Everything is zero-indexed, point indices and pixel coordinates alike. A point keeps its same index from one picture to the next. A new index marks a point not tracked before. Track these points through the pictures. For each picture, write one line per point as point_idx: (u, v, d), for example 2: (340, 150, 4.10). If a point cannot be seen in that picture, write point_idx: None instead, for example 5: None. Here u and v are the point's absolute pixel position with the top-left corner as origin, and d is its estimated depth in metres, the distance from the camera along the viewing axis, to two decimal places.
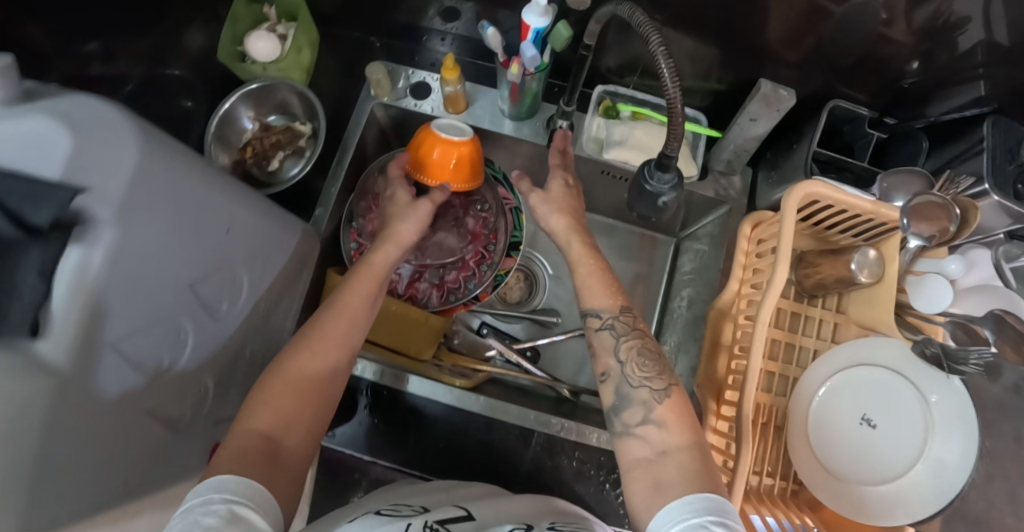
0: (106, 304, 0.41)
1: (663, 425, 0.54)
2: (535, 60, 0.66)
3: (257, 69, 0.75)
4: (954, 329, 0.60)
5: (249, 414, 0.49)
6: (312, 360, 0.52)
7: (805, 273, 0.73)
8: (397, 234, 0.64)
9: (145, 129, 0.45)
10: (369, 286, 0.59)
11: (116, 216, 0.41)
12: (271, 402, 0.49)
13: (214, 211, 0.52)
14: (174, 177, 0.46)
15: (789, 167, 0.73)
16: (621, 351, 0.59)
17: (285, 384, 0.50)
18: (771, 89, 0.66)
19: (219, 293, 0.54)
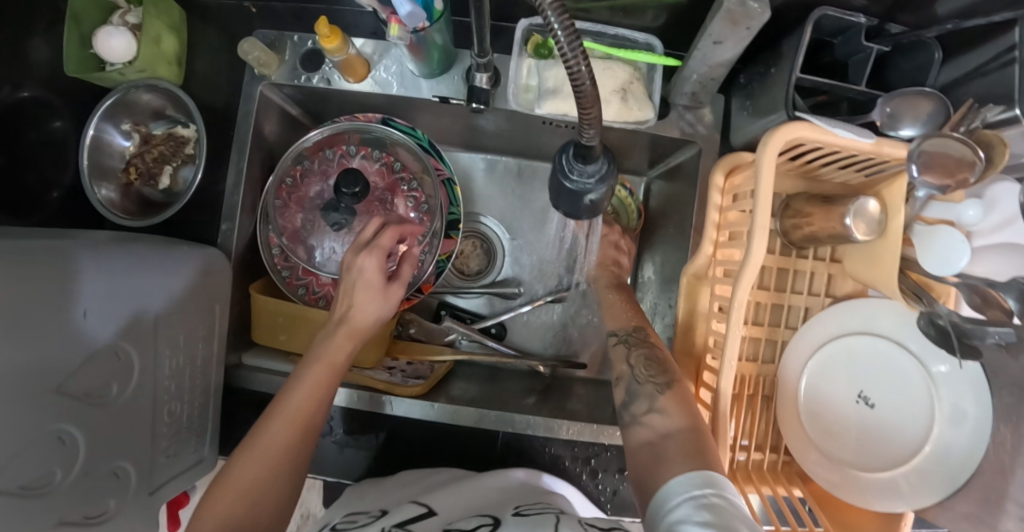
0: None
1: (665, 412, 0.50)
2: (415, 16, 0.51)
3: (115, 74, 0.61)
4: (968, 293, 0.51)
5: (221, 483, 0.45)
6: (284, 449, 0.47)
7: (793, 224, 0.61)
8: (354, 319, 0.55)
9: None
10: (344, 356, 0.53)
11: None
12: (233, 489, 0.44)
13: (78, 290, 0.46)
14: (78, 266, 0.47)
15: (769, 97, 0.58)
16: (631, 357, 0.57)
17: (251, 478, 0.45)
18: (737, 3, 0.51)
19: (100, 380, 0.47)
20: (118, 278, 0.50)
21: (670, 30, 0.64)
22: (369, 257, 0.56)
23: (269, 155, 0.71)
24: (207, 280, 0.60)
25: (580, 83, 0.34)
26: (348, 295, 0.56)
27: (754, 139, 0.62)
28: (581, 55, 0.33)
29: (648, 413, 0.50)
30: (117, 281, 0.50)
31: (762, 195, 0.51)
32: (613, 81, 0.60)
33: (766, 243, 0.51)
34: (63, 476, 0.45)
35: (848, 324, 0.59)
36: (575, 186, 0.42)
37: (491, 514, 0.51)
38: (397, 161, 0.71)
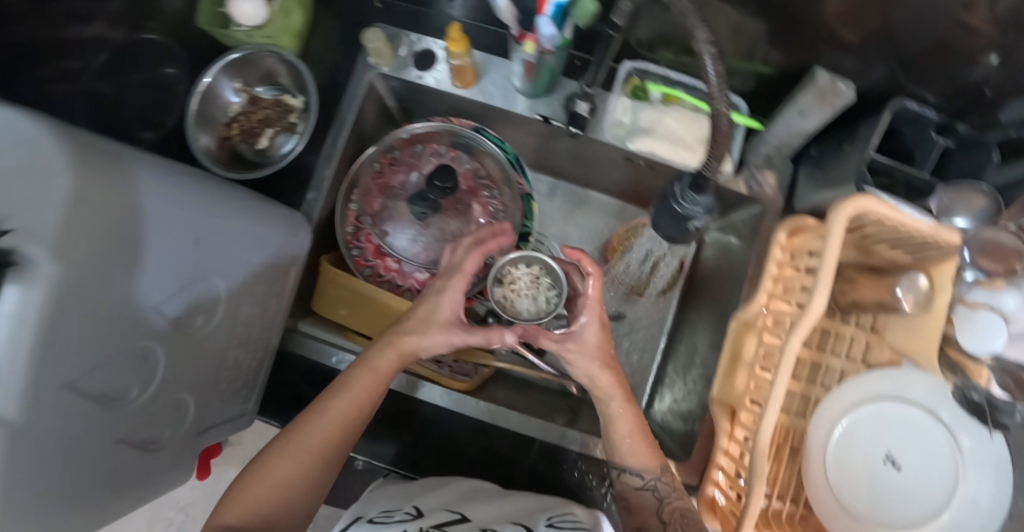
0: (53, 351, 0.38)
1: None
2: (553, 39, 0.54)
3: (242, 35, 0.66)
4: (1002, 375, 0.56)
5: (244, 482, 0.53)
6: (300, 471, 0.54)
7: (840, 288, 0.67)
8: (402, 341, 0.58)
9: (81, 140, 0.39)
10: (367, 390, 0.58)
11: (47, 252, 0.36)
12: (249, 495, 0.53)
13: (160, 203, 0.44)
14: (158, 182, 0.45)
15: (840, 169, 0.63)
16: (664, 513, 0.56)
17: (265, 488, 0.53)
18: (827, 80, 0.57)
19: (177, 306, 0.48)
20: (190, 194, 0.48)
21: (753, 97, 0.70)
22: (453, 288, 0.59)
23: (360, 138, 0.75)
24: (273, 216, 0.59)
25: (720, 120, 0.42)
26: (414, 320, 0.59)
27: (817, 206, 0.67)
28: (724, 91, 0.41)
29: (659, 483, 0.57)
30: (201, 208, 0.49)
31: (828, 258, 0.56)
32: (697, 131, 0.66)
33: (826, 297, 0.57)
34: (125, 393, 0.46)
35: (882, 387, 0.61)
36: (684, 211, 0.50)
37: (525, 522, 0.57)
38: (483, 169, 0.75)
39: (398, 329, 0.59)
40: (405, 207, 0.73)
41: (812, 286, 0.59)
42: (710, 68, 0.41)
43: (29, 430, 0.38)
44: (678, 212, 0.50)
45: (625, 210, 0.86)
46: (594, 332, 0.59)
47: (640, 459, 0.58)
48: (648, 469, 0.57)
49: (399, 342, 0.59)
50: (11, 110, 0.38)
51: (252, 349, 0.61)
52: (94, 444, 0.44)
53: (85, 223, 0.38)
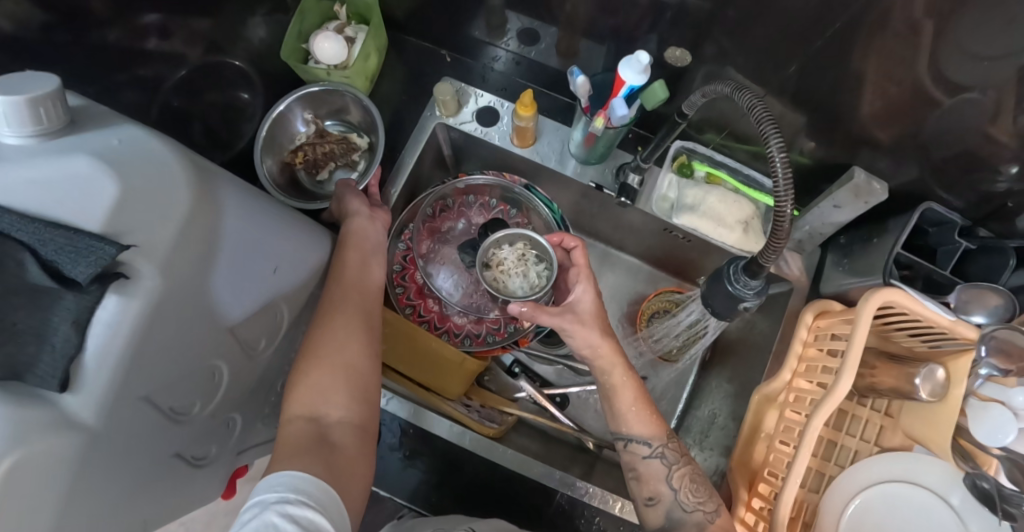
0: (135, 369, 0.39)
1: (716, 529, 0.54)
2: (623, 118, 0.61)
3: (321, 73, 0.71)
4: (1010, 468, 0.58)
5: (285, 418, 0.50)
6: (337, 381, 0.51)
7: (859, 372, 0.71)
8: (345, 275, 0.57)
9: (196, 164, 0.42)
10: (353, 299, 0.56)
11: (155, 270, 0.37)
12: (293, 428, 0.49)
13: (241, 220, 0.46)
14: (238, 199, 0.46)
15: (866, 260, 0.69)
16: (671, 478, 0.57)
17: (311, 405, 0.50)
18: (864, 180, 0.63)
19: (250, 325, 0.49)
20: (262, 208, 0.49)
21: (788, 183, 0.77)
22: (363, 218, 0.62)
23: (416, 180, 0.78)
24: (331, 241, 0.61)
25: (782, 221, 0.46)
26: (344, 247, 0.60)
27: (843, 291, 0.72)
28: (789, 192, 0.46)
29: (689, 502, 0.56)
30: (272, 224, 0.50)
31: (855, 342, 0.60)
32: (737, 212, 0.71)
33: (850, 381, 0.60)
34: (187, 408, 0.46)
35: (894, 470, 0.65)
36: (736, 293, 0.53)
37: None
38: (528, 223, 0.79)
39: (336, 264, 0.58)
40: (453, 252, 0.78)
41: (838, 369, 0.62)
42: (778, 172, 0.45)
43: (101, 440, 0.38)
44: (729, 291, 0.53)
45: (655, 274, 0.90)
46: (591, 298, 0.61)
47: (643, 426, 0.58)
48: (653, 436, 0.58)
49: (358, 279, 0.58)
50: (142, 130, 0.41)
51: (296, 374, 0.62)
52: (150, 458, 0.44)
53: (183, 235, 0.39)
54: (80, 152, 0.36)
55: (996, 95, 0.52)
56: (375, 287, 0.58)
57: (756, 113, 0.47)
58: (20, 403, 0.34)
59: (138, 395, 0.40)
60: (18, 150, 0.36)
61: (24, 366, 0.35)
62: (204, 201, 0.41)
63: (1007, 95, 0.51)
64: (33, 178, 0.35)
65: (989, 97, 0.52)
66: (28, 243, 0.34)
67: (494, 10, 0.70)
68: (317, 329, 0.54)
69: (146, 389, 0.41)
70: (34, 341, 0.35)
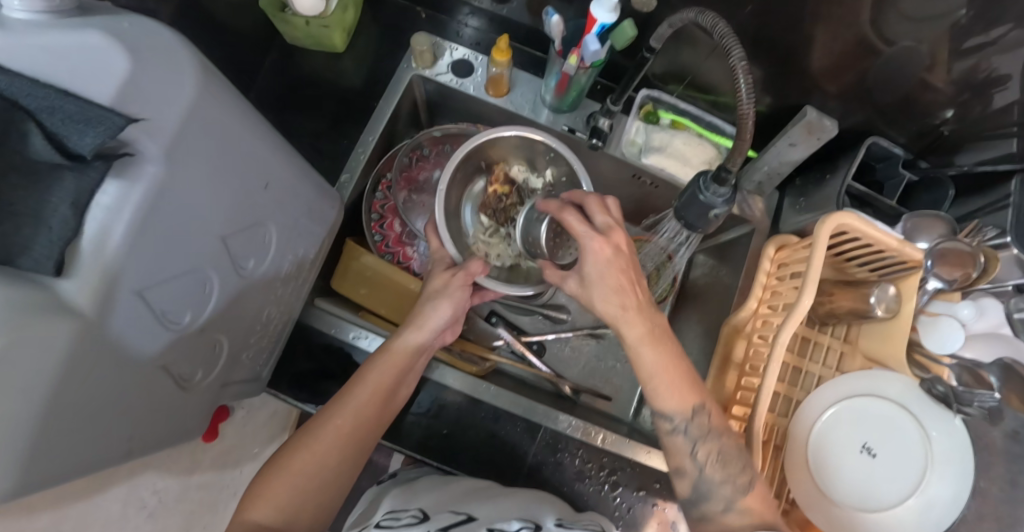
0: (129, 263, 0.39)
1: (744, 511, 0.51)
2: (596, 55, 0.65)
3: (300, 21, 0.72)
4: (960, 371, 0.64)
5: (279, 466, 0.54)
6: (335, 453, 0.55)
7: (817, 301, 0.76)
8: (396, 347, 0.62)
9: (204, 62, 0.42)
10: (388, 376, 0.60)
11: (157, 154, 0.38)
12: (281, 480, 0.53)
13: (243, 135, 0.46)
14: (242, 112, 0.46)
15: (818, 197, 0.74)
16: (698, 453, 0.54)
17: (305, 465, 0.54)
18: (816, 117, 0.67)
19: (240, 245, 0.50)
20: (260, 125, 0.49)
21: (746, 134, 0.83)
22: (443, 304, 0.65)
23: (394, 133, 0.80)
24: (315, 176, 0.61)
25: (744, 121, 0.50)
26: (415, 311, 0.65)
27: (799, 229, 0.77)
28: (750, 100, 0.50)
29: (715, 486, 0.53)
30: (268, 144, 0.50)
31: (815, 260, 0.64)
32: (701, 154, 0.76)
33: (811, 296, 0.65)
34: (178, 318, 0.46)
35: (863, 386, 0.67)
36: (706, 201, 0.55)
37: (532, 520, 0.59)
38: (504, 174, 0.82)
39: (394, 337, 0.62)
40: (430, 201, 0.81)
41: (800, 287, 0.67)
42: (740, 76, 0.50)
43: (94, 328, 0.38)
44: (702, 201, 0.55)
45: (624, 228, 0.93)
46: (610, 270, 0.55)
47: (675, 400, 0.54)
48: (680, 411, 0.54)
49: (401, 357, 0.62)
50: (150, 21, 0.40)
51: (280, 309, 0.63)
52: (140, 363, 0.44)
53: (184, 128, 0.40)
54: (95, 27, 0.35)
55: (931, 44, 0.59)
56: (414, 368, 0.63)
57: (722, 31, 0.52)
58: (12, 281, 0.34)
59: (134, 289, 0.40)
60: (25, 23, 0.34)
61: (17, 248, 0.34)
62: (209, 103, 0.42)
63: (940, 45, 0.58)
64: (43, 45, 0.34)
65: (923, 46, 0.59)
66: (35, 111, 0.34)
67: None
68: (343, 394, 0.59)
69: (139, 287, 0.41)
70: (29, 221, 0.34)
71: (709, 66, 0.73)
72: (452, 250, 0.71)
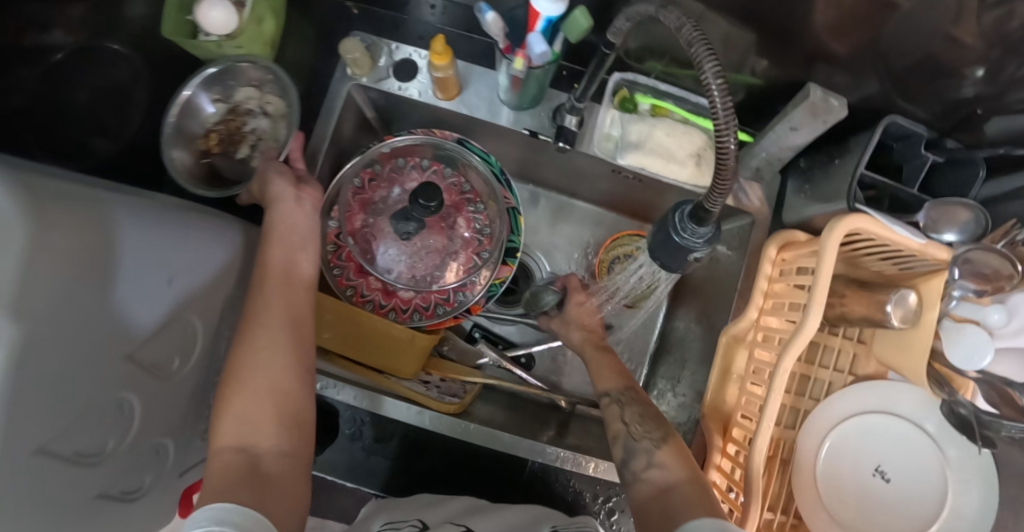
0: (19, 430, 0.34)
1: (663, 466, 0.52)
2: (544, 56, 0.53)
3: (212, 46, 0.63)
4: (987, 389, 0.57)
5: (223, 412, 0.47)
6: (266, 370, 0.48)
7: (827, 302, 0.68)
8: (269, 263, 0.55)
9: (33, 189, 0.36)
10: (280, 293, 0.53)
11: (9, 312, 0.31)
12: (230, 417, 0.46)
13: (116, 249, 0.41)
14: (105, 226, 0.41)
15: (829, 185, 0.64)
16: (625, 415, 0.58)
17: (241, 398, 0.47)
18: (820, 97, 0.57)
19: (165, 353, 0.48)
20: (137, 226, 0.45)
21: (743, 107, 0.71)
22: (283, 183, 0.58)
23: (340, 150, 0.71)
24: (234, 240, 0.57)
25: (725, 159, 0.39)
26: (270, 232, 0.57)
27: (807, 219, 0.67)
28: (731, 120, 0.38)
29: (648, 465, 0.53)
30: (151, 244, 0.45)
31: (823, 275, 0.56)
32: (688, 145, 0.65)
33: (818, 317, 0.56)
34: (95, 447, 0.43)
35: (873, 401, 0.64)
36: (683, 243, 0.46)
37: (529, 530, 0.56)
38: (466, 182, 0.72)
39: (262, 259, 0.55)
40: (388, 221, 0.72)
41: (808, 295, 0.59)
42: (718, 105, 0.38)
43: None
44: (678, 243, 0.46)
45: (613, 219, 0.84)
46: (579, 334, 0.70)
47: (607, 378, 0.62)
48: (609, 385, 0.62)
49: (286, 268, 0.55)
50: None
51: (234, 378, 0.60)
52: (65, 508, 0.41)
53: (32, 275, 0.33)
54: None
55: None
56: (302, 271, 0.56)
57: (689, 37, 0.39)
58: None
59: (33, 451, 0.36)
60: None
61: None
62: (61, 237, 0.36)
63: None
64: None
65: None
66: None
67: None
68: (249, 320, 0.52)
69: (36, 446, 0.36)
70: None
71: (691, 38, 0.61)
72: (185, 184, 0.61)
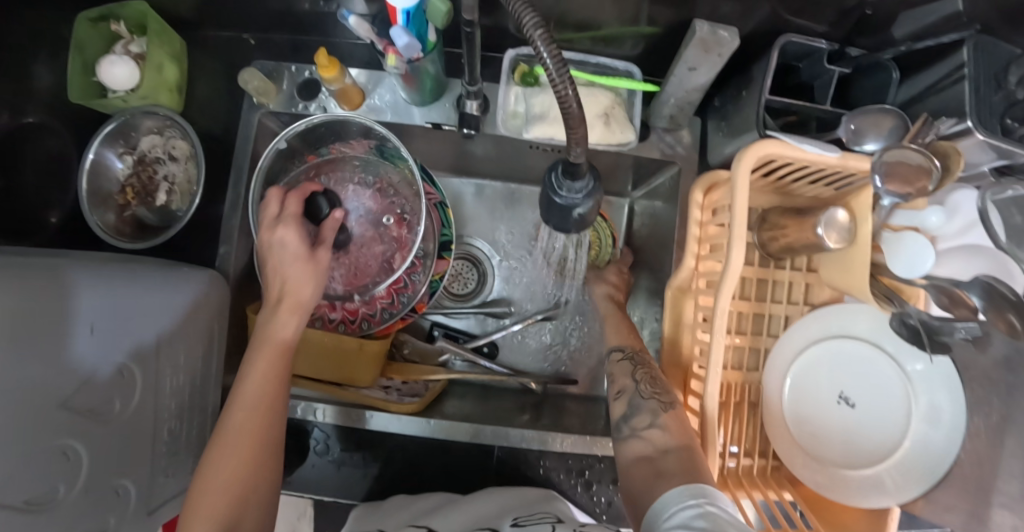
0: None
1: (666, 427, 0.52)
2: (412, 47, 0.53)
3: (119, 100, 0.66)
4: (936, 294, 0.55)
5: (195, 495, 0.47)
6: (247, 457, 0.49)
7: (770, 235, 0.65)
8: (292, 293, 0.57)
9: None
10: (273, 363, 0.54)
11: None
12: (202, 504, 0.47)
13: (25, 298, 0.45)
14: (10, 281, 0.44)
15: (742, 118, 0.63)
16: (636, 372, 0.60)
17: (220, 487, 0.47)
18: (708, 31, 0.56)
19: (102, 396, 0.51)
20: (57, 279, 0.49)
21: (648, 57, 0.70)
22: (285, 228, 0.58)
23: None
24: (183, 280, 0.60)
25: (568, 106, 0.37)
26: (274, 265, 0.59)
27: (730, 156, 0.66)
28: (567, 80, 0.36)
29: (647, 425, 0.54)
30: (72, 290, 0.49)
31: (738, 207, 0.54)
32: (592, 108, 0.63)
33: (744, 252, 0.54)
34: (38, 497, 0.45)
35: (829, 329, 0.63)
36: (564, 202, 0.44)
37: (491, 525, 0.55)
38: (390, 187, 0.73)
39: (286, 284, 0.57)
40: None
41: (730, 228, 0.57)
42: (543, 55, 0.35)
43: None
44: (560, 204, 0.44)
45: None
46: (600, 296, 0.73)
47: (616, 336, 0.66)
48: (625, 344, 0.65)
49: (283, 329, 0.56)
50: None
51: (189, 411, 0.62)
52: None
53: None
54: None
55: None
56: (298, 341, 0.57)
57: None
58: None
59: None
60: None
61: None
62: None
63: None
64: None
65: None
66: None
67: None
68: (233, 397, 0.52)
69: None
70: None
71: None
72: (109, 239, 0.65)
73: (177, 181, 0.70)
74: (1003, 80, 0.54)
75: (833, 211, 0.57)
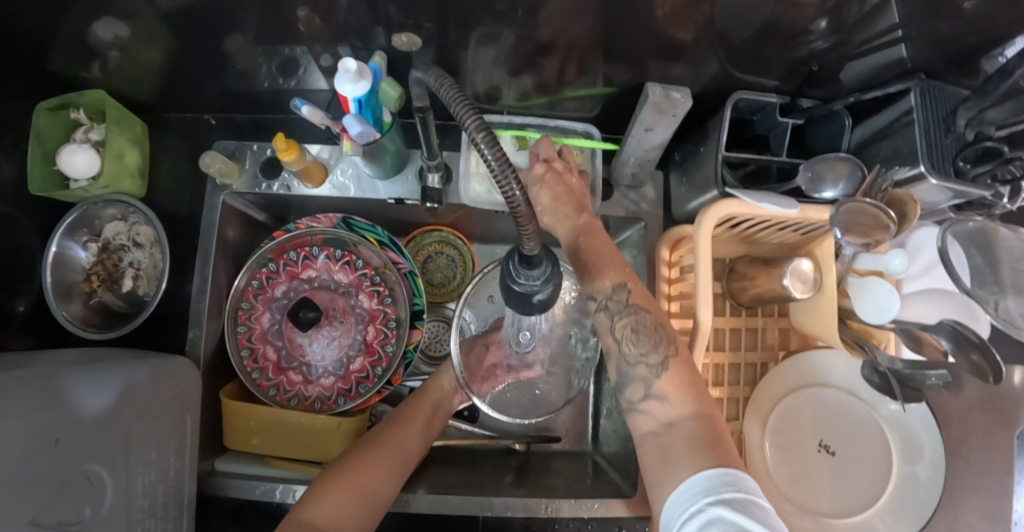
0: None
1: (664, 397, 0.48)
2: (365, 135, 0.54)
3: (80, 191, 0.65)
4: (905, 338, 0.56)
5: (327, 482, 0.55)
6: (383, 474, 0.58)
7: (739, 286, 0.65)
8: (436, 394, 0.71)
9: None
10: (422, 411, 0.67)
11: None
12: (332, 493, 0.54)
13: None
14: None
15: (702, 173, 0.64)
16: (617, 329, 0.51)
17: (354, 486, 0.55)
18: (660, 95, 0.56)
19: (73, 506, 0.49)
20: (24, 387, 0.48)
21: (606, 115, 0.71)
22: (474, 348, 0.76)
23: (233, 256, 0.72)
24: (152, 370, 0.59)
25: (516, 205, 0.36)
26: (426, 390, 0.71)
27: (694, 210, 0.67)
28: (512, 179, 0.35)
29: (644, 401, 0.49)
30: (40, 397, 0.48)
31: (702, 267, 0.55)
32: None
33: (711, 311, 0.55)
34: None
35: (804, 375, 0.63)
36: (523, 290, 0.43)
37: None
38: (360, 258, 0.73)
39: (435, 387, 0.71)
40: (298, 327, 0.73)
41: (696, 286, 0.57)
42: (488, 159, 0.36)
43: None
44: (518, 291, 0.44)
45: None
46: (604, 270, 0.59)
47: (604, 275, 0.53)
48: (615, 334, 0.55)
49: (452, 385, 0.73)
50: None
51: (165, 507, 0.60)
52: None
53: None
54: None
55: None
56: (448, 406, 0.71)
57: (451, 97, 0.39)
58: None
59: None
60: None
61: None
62: None
63: None
64: None
65: None
66: None
67: (239, 54, 0.62)
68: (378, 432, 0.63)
69: None
70: None
71: (532, 68, 0.62)
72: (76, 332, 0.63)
73: (144, 266, 0.69)
74: (952, 122, 0.55)
75: (797, 262, 0.58)
